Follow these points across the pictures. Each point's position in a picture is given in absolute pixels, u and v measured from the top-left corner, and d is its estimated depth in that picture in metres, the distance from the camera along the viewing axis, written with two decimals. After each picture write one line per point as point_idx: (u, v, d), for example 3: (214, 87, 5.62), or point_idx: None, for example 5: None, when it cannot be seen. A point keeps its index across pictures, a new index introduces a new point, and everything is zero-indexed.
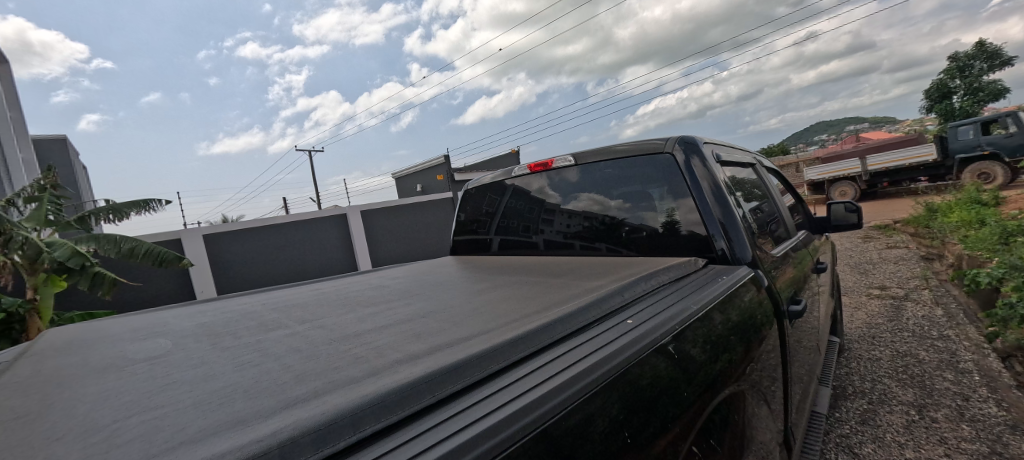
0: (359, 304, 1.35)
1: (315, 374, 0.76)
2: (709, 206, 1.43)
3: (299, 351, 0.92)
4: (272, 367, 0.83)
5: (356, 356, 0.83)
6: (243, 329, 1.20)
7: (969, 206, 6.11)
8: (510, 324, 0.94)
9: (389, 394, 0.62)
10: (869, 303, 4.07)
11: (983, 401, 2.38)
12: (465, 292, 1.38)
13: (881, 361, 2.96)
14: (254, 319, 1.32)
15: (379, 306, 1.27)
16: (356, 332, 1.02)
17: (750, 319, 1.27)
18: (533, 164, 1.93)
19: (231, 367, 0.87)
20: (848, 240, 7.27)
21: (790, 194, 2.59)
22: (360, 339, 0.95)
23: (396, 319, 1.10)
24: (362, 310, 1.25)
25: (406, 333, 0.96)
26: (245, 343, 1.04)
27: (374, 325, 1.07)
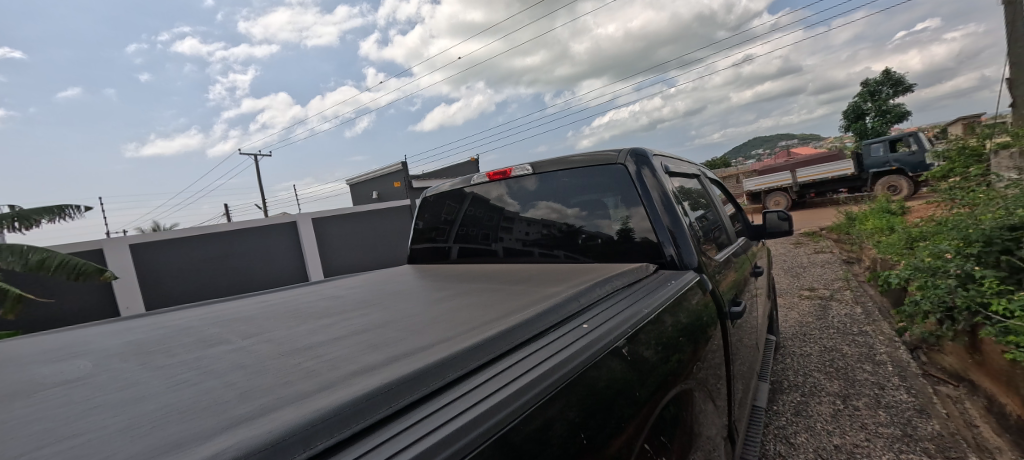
0: (310, 316, 1.30)
1: (261, 390, 0.73)
2: (658, 214, 1.52)
3: (243, 367, 0.87)
4: (213, 385, 0.79)
5: (307, 370, 0.81)
6: (179, 346, 1.12)
7: (881, 215, 6.84)
8: (468, 332, 0.95)
9: (343, 407, 0.61)
10: (800, 303, 4.43)
11: (895, 389, 2.67)
12: (424, 301, 1.36)
13: (812, 356, 3.24)
14: (191, 335, 1.24)
15: (332, 318, 1.23)
16: (307, 345, 0.98)
17: (697, 321, 1.35)
18: (492, 172, 1.94)
19: (165, 387, 0.81)
20: (782, 245, 7.90)
21: (731, 203, 2.78)
22: (311, 353, 0.92)
23: (351, 330, 1.07)
24: (314, 322, 1.21)
25: (361, 344, 0.93)
26: (181, 361, 0.97)
27: (327, 337, 1.03)
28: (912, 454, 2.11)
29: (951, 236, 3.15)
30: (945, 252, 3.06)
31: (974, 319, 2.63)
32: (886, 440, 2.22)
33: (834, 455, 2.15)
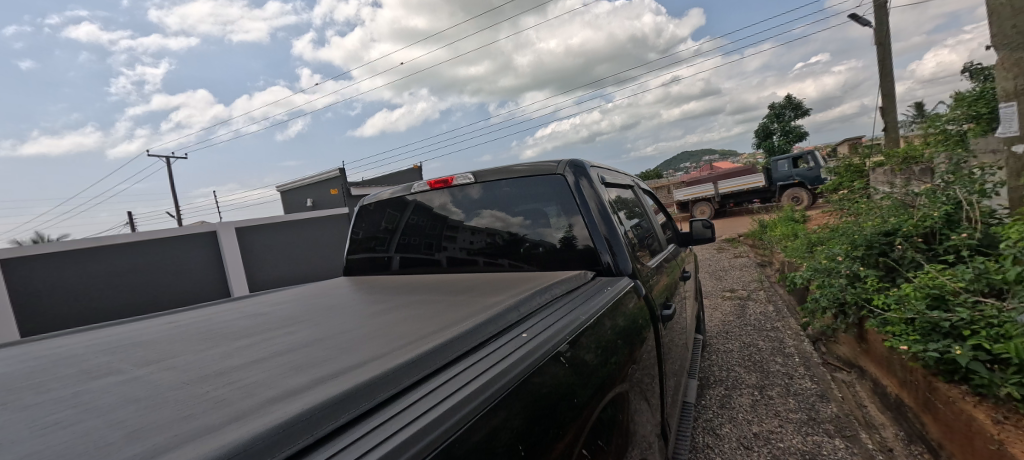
0: (225, 337, 1.20)
1: (157, 427, 0.66)
2: (596, 224, 1.60)
3: (138, 400, 0.79)
4: (97, 424, 0.70)
5: (217, 399, 0.75)
6: (58, 379, 0.99)
7: (788, 222, 7.68)
8: (405, 346, 0.93)
9: (261, 437, 0.57)
10: (723, 304, 4.84)
11: (802, 378, 3.00)
12: (359, 315, 1.32)
13: (733, 351, 3.55)
14: (75, 365, 1.09)
15: (253, 338, 1.15)
16: (219, 370, 0.91)
17: (633, 324, 1.43)
18: (434, 180, 1.93)
19: (35, 430, 0.71)
20: (707, 251, 8.59)
21: (662, 212, 2.99)
22: (223, 379, 0.85)
23: (272, 351, 1.00)
24: (229, 345, 1.12)
25: (283, 367, 0.88)
26: (59, 397, 0.86)
27: (243, 361, 0.96)
28: (817, 435, 2.38)
29: (841, 242, 3.62)
30: (837, 255, 3.51)
31: (860, 313, 3.03)
32: (796, 424, 2.49)
33: (754, 442, 2.36)
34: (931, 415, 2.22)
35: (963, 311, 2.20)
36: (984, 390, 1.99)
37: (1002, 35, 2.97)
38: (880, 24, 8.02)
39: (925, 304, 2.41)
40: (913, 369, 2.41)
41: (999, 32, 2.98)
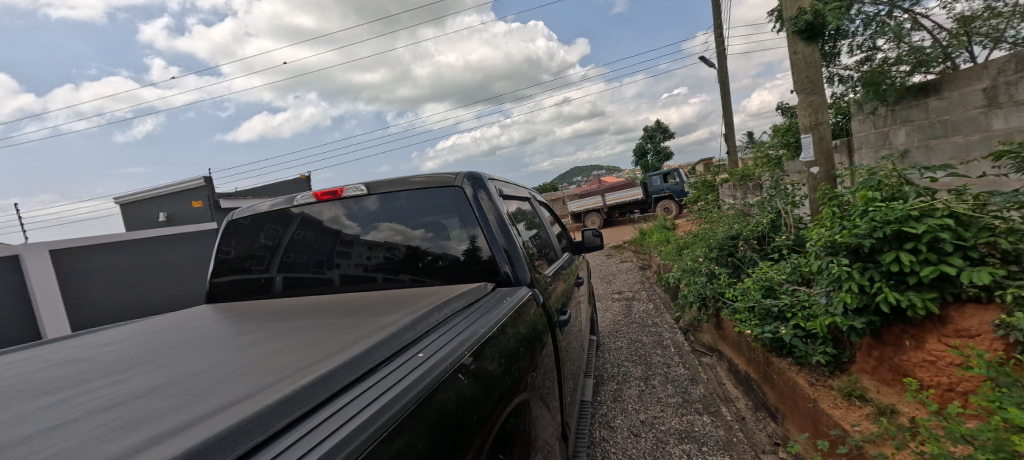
0: (22, 396, 0.96)
1: None
2: (495, 235, 1.66)
3: None
4: None
5: None
6: None
7: (662, 230, 8.78)
8: (281, 381, 0.86)
9: None
10: (612, 305, 5.30)
11: (677, 365, 3.43)
12: (226, 349, 1.16)
13: (622, 348, 3.91)
14: None
15: (66, 394, 0.94)
16: (6, 443, 0.73)
17: (534, 331, 1.50)
18: (321, 192, 1.79)
19: None
20: (597, 257, 9.36)
21: (558, 222, 3.19)
22: (11, 454, 0.68)
23: (94, 408, 0.84)
24: (25, 406, 0.90)
25: (107, 426, 0.74)
26: None
27: (48, 425, 0.79)
28: (690, 415, 2.73)
29: (701, 245, 4.26)
30: (698, 256, 4.12)
31: (717, 305, 3.60)
32: (674, 408, 2.83)
33: (641, 430, 2.63)
34: (770, 385, 2.72)
35: (786, 298, 2.75)
36: (803, 360, 2.51)
37: (801, 83, 3.84)
38: (722, 65, 9.73)
39: (761, 293, 2.97)
40: (755, 349, 2.92)
41: (799, 81, 3.84)
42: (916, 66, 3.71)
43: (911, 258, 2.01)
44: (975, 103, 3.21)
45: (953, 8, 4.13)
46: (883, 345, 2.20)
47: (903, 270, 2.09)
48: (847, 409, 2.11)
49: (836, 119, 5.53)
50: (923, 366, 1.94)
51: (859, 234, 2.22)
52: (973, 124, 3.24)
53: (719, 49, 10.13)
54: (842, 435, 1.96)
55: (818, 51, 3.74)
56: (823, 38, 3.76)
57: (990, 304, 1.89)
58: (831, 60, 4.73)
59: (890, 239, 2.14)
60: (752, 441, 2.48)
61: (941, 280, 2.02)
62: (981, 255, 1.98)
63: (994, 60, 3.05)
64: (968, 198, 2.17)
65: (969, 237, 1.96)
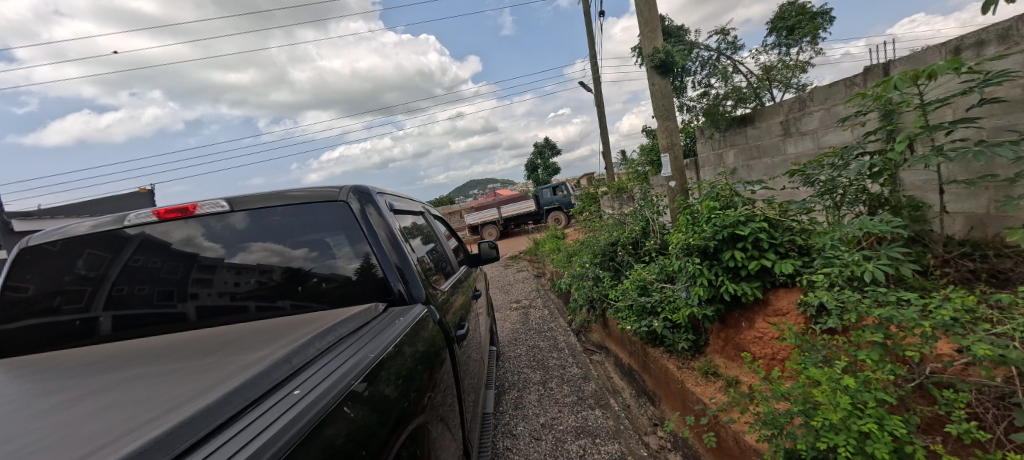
0: None
1: None
2: (385, 252, 1.60)
3: None
4: None
5: None
6: None
7: (554, 239, 9.35)
8: (105, 450, 0.71)
9: None
10: (511, 314, 5.46)
11: (571, 366, 3.67)
12: (24, 417, 0.92)
13: (521, 355, 4.04)
14: None
15: None
16: None
17: (432, 347, 1.48)
18: (165, 208, 1.51)
19: None
20: (496, 268, 9.57)
21: (454, 236, 3.19)
22: None
23: None
24: None
25: None
26: None
27: None
28: (584, 411, 2.94)
29: (586, 253, 4.64)
30: (585, 262, 4.49)
31: (603, 306, 3.96)
32: (570, 407, 3.01)
33: (542, 432, 2.74)
34: (648, 373, 3.08)
35: (656, 295, 3.15)
36: (672, 347, 2.90)
37: (659, 110, 4.48)
38: (598, 90, 10.87)
39: (637, 292, 3.35)
40: (635, 342, 3.29)
41: (657, 108, 4.49)
42: (738, 101, 4.61)
43: (741, 255, 2.49)
44: (776, 132, 4.09)
45: (758, 57, 5.24)
46: (728, 328, 2.66)
47: (737, 265, 2.56)
48: (705, 385, 2.49)
49: (687, 142, 6.56)
50: (755, 341, 2.38)
51: (705, 237, 2.67)
52: (776, 149, 4.13)
53: (594, 76, 11.30)
54: (704, 408, 2.32)
55: (670, 84, 4.42)
56: (673, 73, 4.45)
57: (794, 288, 2.42)
58: (680, 92, 5.63)
59: (727, 240, 2.61)
60: (636, 425, 2.78)
61: (762, 271, 2.53)
62: (786, 249, 2.53)
63: (785, 100, 3.94)
64: (776, 206, 2.77)
65: (778, 237, 2.50)
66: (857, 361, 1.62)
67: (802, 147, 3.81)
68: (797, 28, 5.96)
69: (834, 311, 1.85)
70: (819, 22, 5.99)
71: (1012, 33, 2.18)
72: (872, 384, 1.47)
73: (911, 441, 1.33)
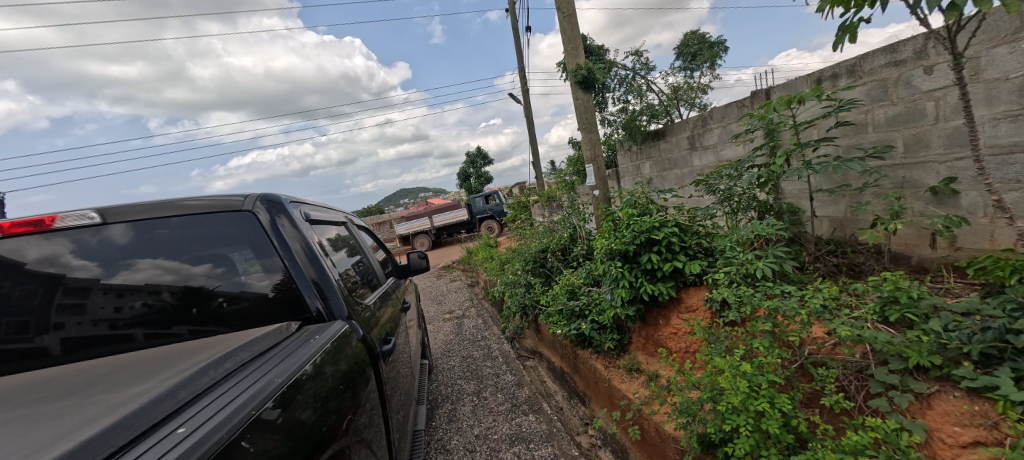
0: None
1: None
2: (300, 267, 1.50)
3: None
4: None
5: None
6: None
7: (487, 247, 9.38)
8: None
9: None
10: (444, 325, 5.35)
11: (505, 373, 3.69)
12: None
13: (455, 367, 3.97)
14: None
15: None
16: None
17: (356, 365, 1.41)
18: (10, 222, 1.25)
19: None
20: (428, 278, 9.34)
21: (380, 247, 3.06)
22: None
23: None
24: None
25: None
26: None
27: None
28: (517, 418, 2.97)
29: (518, 260, 4.72)
30: (517, 269, 4.55)
31: (535, 312, 4.09)
32: (503, 415, 3.02)
33: (476, 444, 2.71)
34: (580, 374, 3.21)
35: (584, 299, 3.27)
36: (599, 348, 3.05)
37: (583, 123, 4.74)
38: (527, 102, 11.21)
39: (566, 296, 3.46)
40: (566, 345, 3.42)
41: (581, 121, 4.74)
42: (652, 117, 5.03)
43: (657, 258, 2.70)
44: (683, 146, 4.52)
45: (668, 78, 5.79)
46: (648, 326, 2.86)
47: (654, 267, 2.77)
48: (630, 382, 2.65)
49: (609, 153, 6.99)
50: (671, 337, 2.59)
51: (626, 242, 2.85)
52: (684, 161, 4.55)
53: (523, 88, 11.64)
54: (629, 403, 2.46)
55: (592, 99, 4.70)
56: (595, 89, 4.74)
57: (702, 286, 2.68)
58: (601, 107, 6.00)
59: (644, 244, 2.82)
60: (568, 426, 2.88)
61: (675, 272, 2.77)
62: (694, 251, 2.79)
63: (691, 117, 4.38)
64: (685, 212, 3.04)
65: (687, 240, 2.75)
66: (752, 349, 1.82)
67: (705, 160, 4.25)
68: (698, 55, 6.68)
69: (734, 305, 2.07)
70: (716, 51, 6.78)
71: (856, 69, 2.65)
72: (765, 368, 1.67)
73: (795, 415, 1.52)
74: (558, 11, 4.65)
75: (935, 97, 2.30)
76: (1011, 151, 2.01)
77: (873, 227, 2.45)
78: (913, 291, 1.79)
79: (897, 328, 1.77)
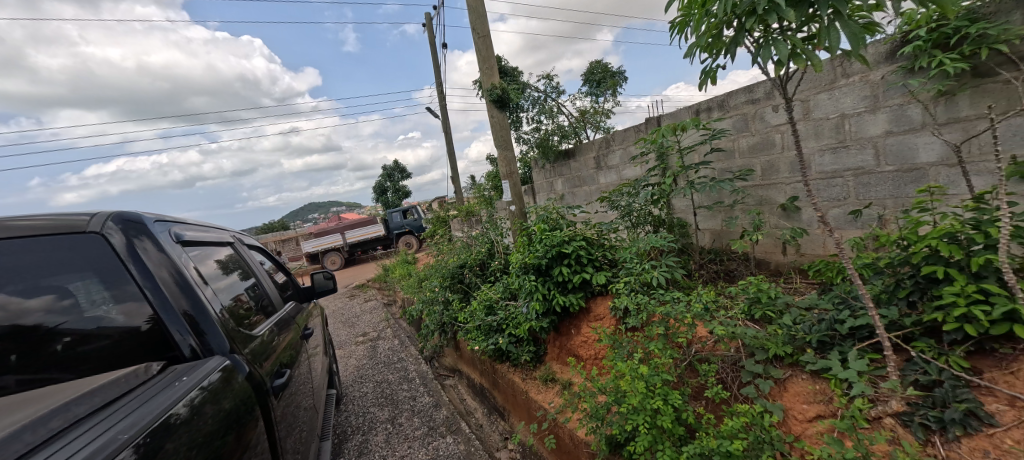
0: None
1: None
2: (167, 297, 1.30)
3: None
4: None
5: None
6: None
7: (404, 264, 9.06)
8: None
9: None
10: (356, 349, 5.01)
11: (422, 395, 3.55)
12: None
13: (367, 393, 3.73)
14: None
15: None
16: None
17: (243, 403, 1.27)
18: None
19: None
20: (340, 299, 8.72)
21: (278, 268, 2.78)
22: None
23: None
24: None
25: None
26: None
27: None
28: (435, 441, 2.88)
29: (435, 277, 4.63)
30: (435, 286, 4.46)
31: (453, 329, 4.06)
32: (420, 440, 2.91)
33: None
34: (499, 389, 3.25)
35: (501, 314, 3.26)
36: (516, 360, 3.10)
37: (499, 140, 4.87)
38: (445, 118, 11.20)
39: (484, 312, 3.44)
40: (485, 361, 3.43)
41: (497, 139, 4.87)
42: (562, 137, 5.34)
43: (568, 270, 2.86)
44: (590, 166, 4.86)
45: (576, 102, 6.22)
46: (561, 336, 2.99)
47: (565, 279, 2.92)
48: (545, 392, 2.73)
49: (525, 170, 7.25)
50: (582, 345, 2.74)
51: (538, 256, 2.96)
52: (592, 179, 4.89)
53: (441, 104, 11.64)
54: (544, 413, 2.53)
55: (506, 118, 4.85)
56: (509, 109, 4.91)
57: (607, 295, 2.88)
58: (516, 126, 6.22)
59: (555, 257, 2.96)
60: (488, 444, 2.87)
61: (584, 283, 2.95)
62: (600, 263, 3.00)
63: (596, 139, 4.74)
64: (592, 227, 3.26)
65: (593, 253, 2.96)
66: (649, 351, 2.00)
67: (609, 179, 4.61)
68: (602, 82, 7.31)
69: (634, 311, 2.25)
70: (617, 80, 7.48)
71: (725, 104, 3.11)
72: (659, 368, 1.83)
73: (685, 408, 1.69)
74: (472, 31, 4.77)
75: (781, 130, 2.78)
76: (833, 176, 2.51)
77: (742, 238, 2.86)
78: (770, 292, 2.13)
79: (760, 324, 2.08)
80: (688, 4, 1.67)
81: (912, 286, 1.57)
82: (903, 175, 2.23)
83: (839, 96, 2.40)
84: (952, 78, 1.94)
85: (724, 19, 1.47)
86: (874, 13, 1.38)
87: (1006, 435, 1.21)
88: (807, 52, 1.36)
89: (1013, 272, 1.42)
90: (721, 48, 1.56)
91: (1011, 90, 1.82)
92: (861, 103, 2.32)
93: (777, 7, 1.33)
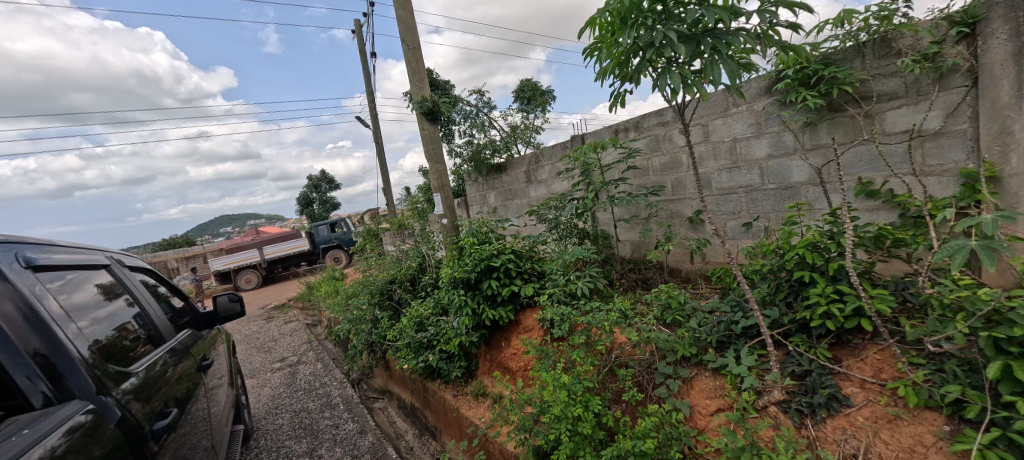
0: None
1: None
2: (9, 336, 1.09)
3: None
4: None
5: None
6: None
7: (330, 281, 8.50)
8: None
9: None
10: (271, 377, 4.58)
11: (346, 422, 3.33)
12: None
13: (283, 425, 3.42)
14: None
15: None
16: None
17: (115, 451, 1.11)
18: None
19: None
20: (255, 322, 7.93)
21: (171, 292, 2.47)
22: None
23: None
24: None
25: None
26: None
27: None
28: None
29: (362, 294, 4.41)
30: (362, 304, 4.24)
31: (382, 348, 3.89)
32: None
33: None
34: (430, 408, 3.18)
35: (431, 330, 3.16)
36: (447, 377, 3.05)
37: (430, 153, 4.82)
38: (376, 127, 10.82)
39: (414, 329, 3.30)
40: (415, 379, 3.32)
41: (428, 152, 4.82)
42: (494, 152, 5.41)
43: (497, 283, 2.89)
44: (521, 179, 4.98)
45: (507, 118, 6.36)
46: (492, 350, 3.01)
47: (494, 292, 2.95)
48: (476, 407, 2.71)
49: (458, 183, 7.22)
50: (511, 357, 2.78)
51: (467, 270, 2.96)
52: (523, 193, 5.01)
53: (372, 113, 11.24)
54: (475, 429, 2.51)
55: (437, 130, 4.82)
56: (440, 122, 4.89)
57: (536, 307, 2.96)
58: (448, 139, 6.20)
59: (484, 271, 2.98)
60: None
61: (512, 296, 3.00)
62: (528, 275, 3.08)
63: (526, 154, 4.87)
64: (521, 240, 3.34)
65: (521, 266, 3.02)
66: (572, 360, 2.08)
67: (539, 192, 4.76)
68: (533, 99, 7.57)
69: (558, 322, 2.33)
70: (547, 98, 7.80)
71: (639, 126, 3.38)
72: (581, 376, 1.91)
73: (605, 413, 1.78)
74: (401, 42, 4.70)
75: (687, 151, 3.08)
76: (729, 192, 2.83)
77: (657, 248, 3.10)
78: (680, 298, 2.32)
79: (670, 327, 2.26)
80: (599, 33, 1.80)
81: (788, 289, 1.81)
82: (782, 193, 2.58)
83: (731, 123, 2.73)
84: (813, 112, 2.31)
85: (628, 50, 1.62)
86: (752, 55, 1.59)
87: (858, 413, 1.44)
88: (697, 84, 1.53)
89: (859, 274, 1.71)
90: (627, 75, 1.71)
91: (855, 123, 2.21)
92: (748, 129, 2.66)
93: (669, 44, 1.50)
